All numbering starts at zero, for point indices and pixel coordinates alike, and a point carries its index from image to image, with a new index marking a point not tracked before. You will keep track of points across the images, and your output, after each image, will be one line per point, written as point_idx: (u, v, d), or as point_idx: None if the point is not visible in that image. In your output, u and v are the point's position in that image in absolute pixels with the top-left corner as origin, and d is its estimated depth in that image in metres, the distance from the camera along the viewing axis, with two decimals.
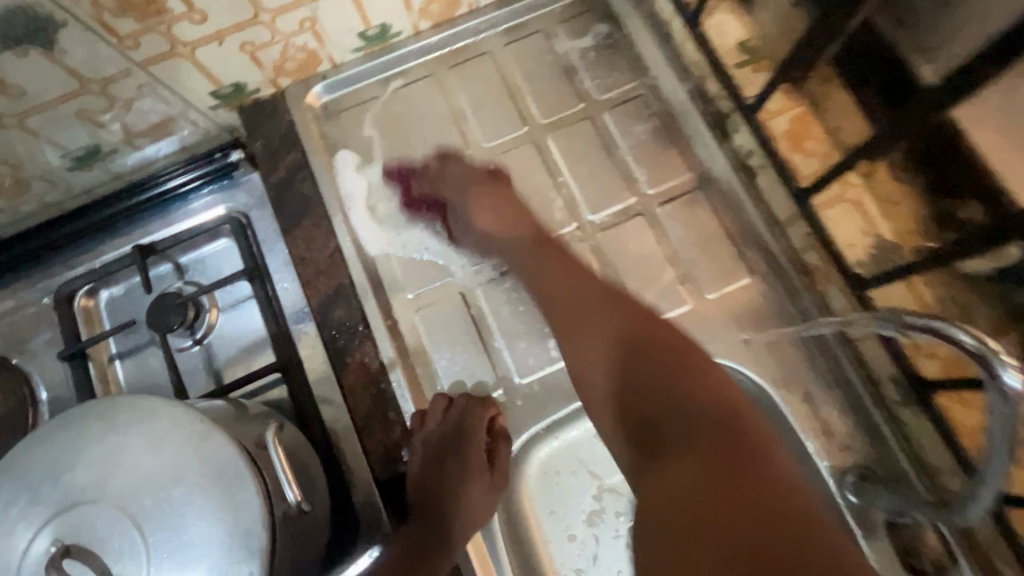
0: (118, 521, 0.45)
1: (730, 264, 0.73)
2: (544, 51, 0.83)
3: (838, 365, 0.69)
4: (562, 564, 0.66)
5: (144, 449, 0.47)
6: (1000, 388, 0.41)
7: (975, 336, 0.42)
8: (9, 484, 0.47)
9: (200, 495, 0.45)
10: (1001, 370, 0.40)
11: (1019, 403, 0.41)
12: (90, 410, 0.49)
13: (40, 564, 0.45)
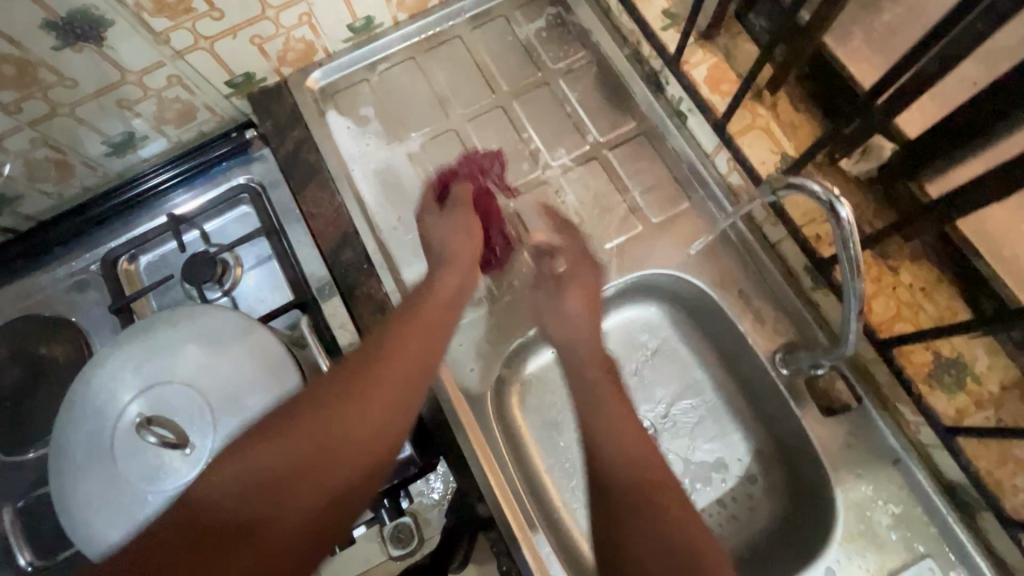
0: (188, 396, 0.59)
1: (672, 192, 0.87)
2: (505, 33, 0.97)
3: (765, 265, 0.82)
4: (546, 444, 0.86)
5: (205, 344, 0.61)
6: (834, 215, 0.52)
7: (819, 181, 0.53)
8: (98, 374, 0.60)
9: (253, 376, 0.61)
10: (836, 203, 0.52)
11: (851, 228, 0.52)
12: (161, 318, 0.63)
13: (129, 430, 0.58)
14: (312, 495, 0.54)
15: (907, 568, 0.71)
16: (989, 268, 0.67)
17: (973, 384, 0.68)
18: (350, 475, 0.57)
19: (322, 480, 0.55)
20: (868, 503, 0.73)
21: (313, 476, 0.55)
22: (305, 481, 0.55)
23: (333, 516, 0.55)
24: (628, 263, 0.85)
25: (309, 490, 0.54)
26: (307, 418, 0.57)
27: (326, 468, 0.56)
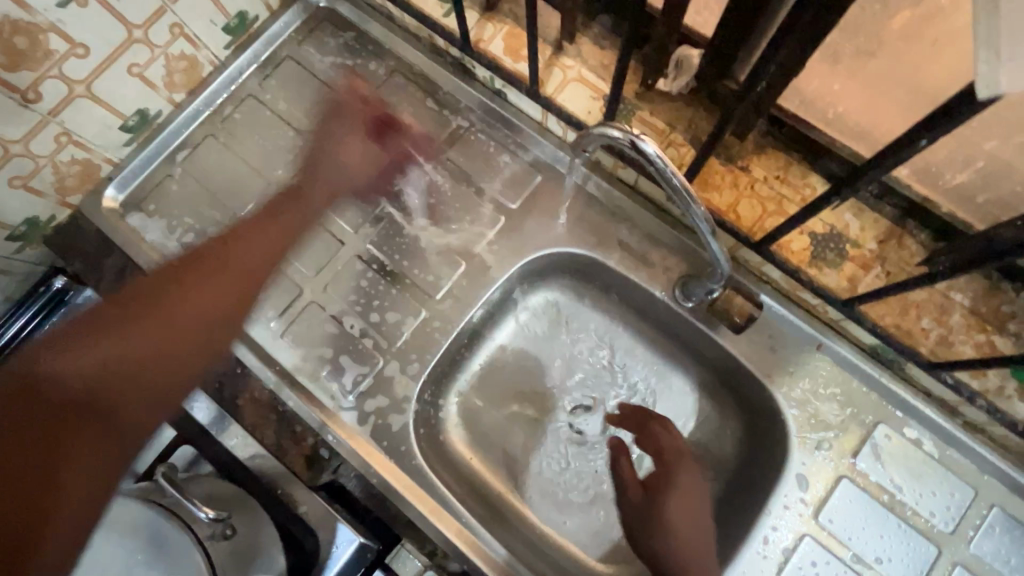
0: None
1: (522, 170, 0.82)
2: (298, 73, 0.89)
3: (633, 211, 0.80)
4: (494, 466, 0.82)
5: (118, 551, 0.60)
6: (642, 145, 0.55)
7: (620, 127, 0.56)
8: None
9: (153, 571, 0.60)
10: (640, 139, 0.54)
11: (660, 155, 0.55)
12: None
13: None
14: (250, 262, 0.73)
15: (864, 443, 0.71)
16: (822, 135, 0.67)
17: (854, 250, 0.68)
18: (206, 349, 0.65)
19: (190, 328, 0.65)
20: (809, 397, 0.73)
21: (213, 310, 0.68)
22: (194, 344, 0.64)
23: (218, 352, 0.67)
24: (506, 257, 0.81)
25: (186, 349, 0.63)
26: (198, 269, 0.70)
27: (230, 274, 0.71)
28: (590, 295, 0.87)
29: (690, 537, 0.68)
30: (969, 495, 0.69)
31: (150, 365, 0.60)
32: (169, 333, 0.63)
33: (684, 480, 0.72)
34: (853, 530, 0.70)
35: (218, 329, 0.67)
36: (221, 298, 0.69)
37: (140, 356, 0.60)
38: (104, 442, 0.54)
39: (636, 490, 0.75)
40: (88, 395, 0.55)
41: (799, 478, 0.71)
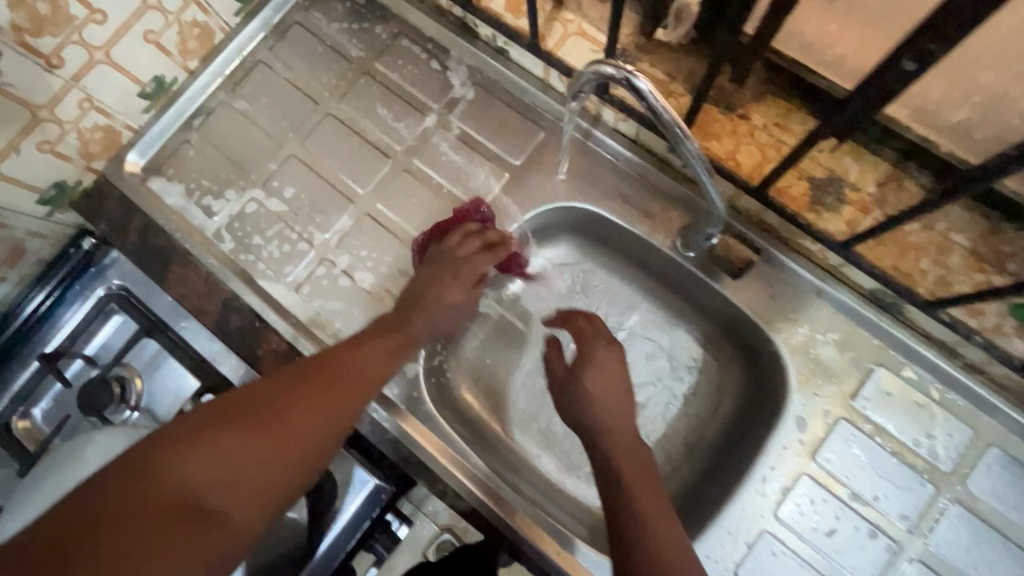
0: None
1: (525, 126, 0.84)
2: (306, 38, 0.91)
3: (634, 164, 0.81)
4: (501, 417, 0.85)
5: None
6: (634, 82, 0.54)
7: (615, 65, 0.55)
8: None
9: None
10: (631, 76, 0.54)
11: (651, 90, 0.54)
12: None
13: None
14: (353, 366, 0.63)
15: (864, 385, 0.73)
16: (821, 80, 0.68)
17: (854, 193, 0.69)
18: (344, 411, 0.60)
19: (311, 414, 0.58)
20: (810, 341, 0.74)
21: (324, 419, 0.59)
22: (326, 400, 0.59)
23: (340, 427, 0.60)
24: (510, 212, 0.83)
25: (307, 416, 0.58)
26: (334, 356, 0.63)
27: (364, 358, 0.65)
28: (597, 251, 0.88)
29: (614, 415, 0.66)
30: (966, 434, 0.71)
31: (294, 433, 0.56)
32: (311, 376, 0.60)
33: (599, 352, 0.72)
34: (850, 470, 0.71)
35: (329, 402, 0.60)
36: (325, 388, 0.60)
37: (269, 412, 0.56)
38: (267, 452, 0.55)
39: (559, 367, 0.74)
40: (237, 405, 0.56)
41: (798, 420, 0.73)
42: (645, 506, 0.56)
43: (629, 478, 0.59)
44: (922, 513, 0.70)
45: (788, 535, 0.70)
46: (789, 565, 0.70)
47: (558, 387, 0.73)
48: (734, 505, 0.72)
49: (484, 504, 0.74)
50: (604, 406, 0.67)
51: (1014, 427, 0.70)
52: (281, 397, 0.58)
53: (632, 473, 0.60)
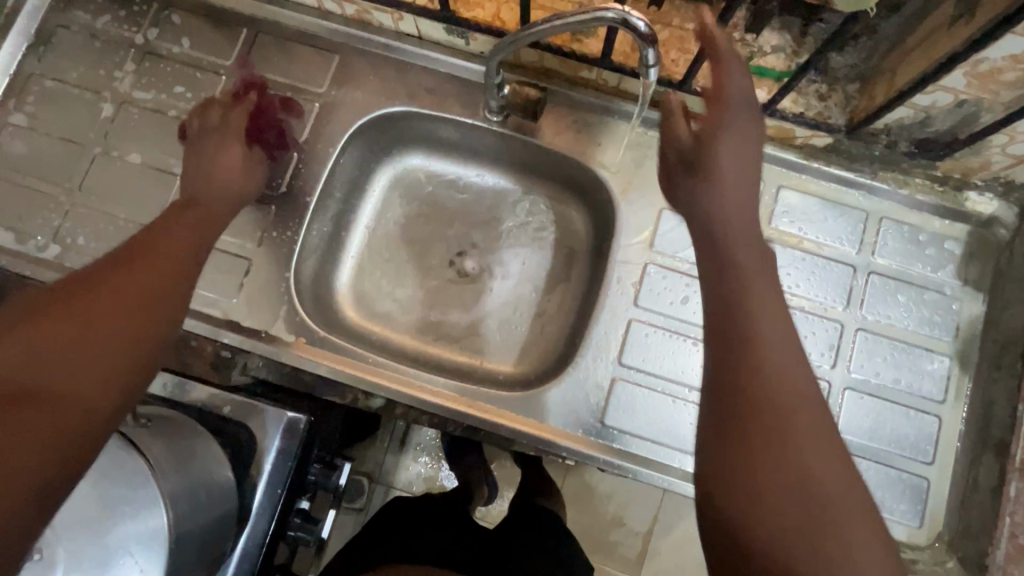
0: None
1: (318, 56, 0.88)
2: (73, 39, 0.89)
3: (426, 57, 0.87)
4: (397, 326, 0.93)
5: None
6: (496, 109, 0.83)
7: (613, 9, 0.59)
8: None
9: None
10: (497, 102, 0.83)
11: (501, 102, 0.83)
12: None
13: None
14: (170, 237, 0.59)
15: None
16: None
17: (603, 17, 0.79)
18: (147, 292, 0.52)
19: (43, 338, 0.46)
20: (618, 156, 0.85)
21: (125, 300, 0.50)
22: (98, 311, 0.49)
23: (122, 369, 0.48)
24: (330, 135, 0.86)
25: (106, 339, 0.48)
26: (97, 271, 0.52)
27: (151, 257, 0.55)
28: (430, 153, 0.96)
29: (745, 262, 0.52)
30: (758, 185, 0.84)
31: (112, 320, 0.49)
32: (73, 310, 0.48)
33: (730, 127, 0.58)
34: (681, 247, 0.83)
35: (101, 330, 0.48)
36: (136, 267, 0.53)
37: (67, 373, 0.45)
38: (51, 419, 0.43)
39: (684, 126, 0.61)
40: (58, 373, 0.45)
41: (630, 223, 0.84)
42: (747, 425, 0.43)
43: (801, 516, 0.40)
44: None
45: (650, 315, 0.81)
46: (661, 339, 0.81)
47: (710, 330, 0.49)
48: (603, 309, 0.82)
49: (391, 393, 0.79)
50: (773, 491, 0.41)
51: (786, 166, 0.84)
52: (23, 372, 0.44)
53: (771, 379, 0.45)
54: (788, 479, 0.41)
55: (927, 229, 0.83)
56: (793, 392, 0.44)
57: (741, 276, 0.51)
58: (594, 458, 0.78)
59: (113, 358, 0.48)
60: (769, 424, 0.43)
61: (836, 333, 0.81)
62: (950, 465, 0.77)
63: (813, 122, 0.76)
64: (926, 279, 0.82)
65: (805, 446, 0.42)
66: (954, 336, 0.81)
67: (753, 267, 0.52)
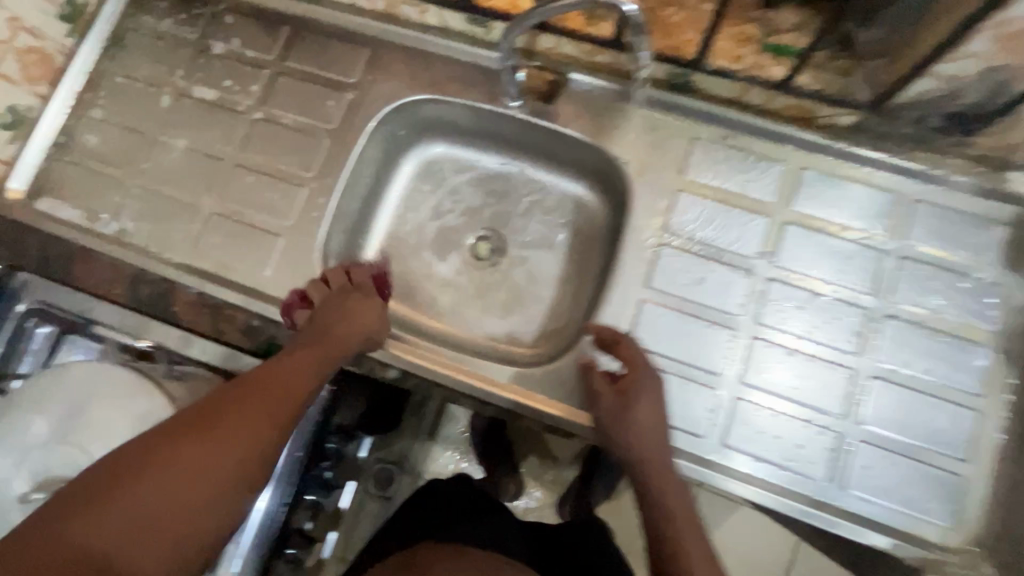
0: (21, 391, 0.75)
1: (351, 49, 0.94)
2: (140, 39, 1.00)
3: (449, 47, 0.91)
4: (418, 305, 0.97)
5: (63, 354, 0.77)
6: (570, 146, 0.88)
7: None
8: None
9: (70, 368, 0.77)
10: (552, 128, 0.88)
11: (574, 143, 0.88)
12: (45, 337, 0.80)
13: None
14: (297, 360, 0.68)
15: (688, 159, 0.84)
16: None
17: None
18: (273, 426, 0.61)
19: (210, 460, 0.55)
20: (634, 139, 0.86)
21: (239, 446, 0.57)
22: (239, 433, 0.58)
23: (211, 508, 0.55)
24: (358, 122, 0.92)
25: (209, 498, 0.55)
26: (246, 385, 0.62)
27: (268, 403, 0.61)
28: (454, 142, 1.00)
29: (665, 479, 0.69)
30: (779, 167, 0.82)
31: (237, 438, 0.58)
32: (207, 426, 0.57)
33: (645, 385, 0.73)
34: (696, 228, 0.82)
35: (217, 485, 0.55)
36: (273, 395, 0.62)
37: (194, 504, 0.54)
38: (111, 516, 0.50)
39: (612, 396, 0.74)
40: (177, 492, 0.53)
41: (644, 204, 0.84)
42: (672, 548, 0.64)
43: None
44: (763, 243, 0.81)
45: (662, 296, 0.81)
46: (673, 319, 0.80)
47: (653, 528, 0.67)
48: (614, 288, 0.82)
49: (406, 364, 0.82)
50: None
51: (808, 146, 0.81)
52: (156, 508, 0.52)
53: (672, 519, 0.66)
54: None
55: (965, 213, 0.79)
56: None
57: (653, 461, 0.71)
58: (602, 435, 0.77)
59: (223, 494, 0.55)
60: None
61: (861, 319, 0.78)
62: (987, 463, 0.72)
63: (831, 98, 0.74)
64: (961, 264, 0.78)
65: None
66: (995, 325, 0.76)
67: (672, 486, 0.69)
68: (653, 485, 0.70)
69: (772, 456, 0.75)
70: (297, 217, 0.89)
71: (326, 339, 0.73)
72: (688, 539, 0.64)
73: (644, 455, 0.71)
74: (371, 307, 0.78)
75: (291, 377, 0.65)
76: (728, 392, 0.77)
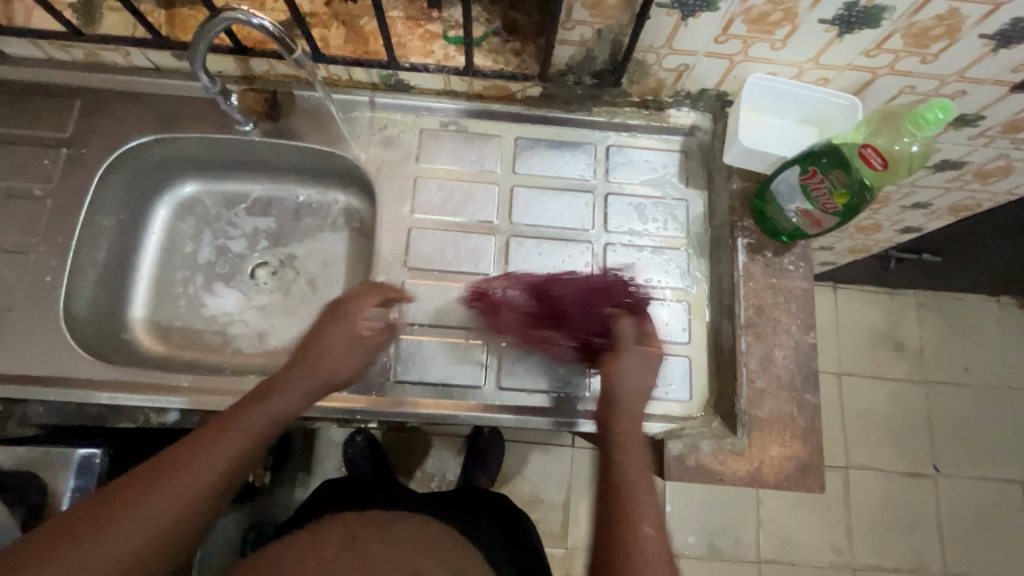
0: None
1: (57, 103, 0.90)
2: None
3: (167, 86, 0.91)
4: (200, 344, 0.95)
5: None
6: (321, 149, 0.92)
7: (237, 9, 0.68)
8: None
9: None
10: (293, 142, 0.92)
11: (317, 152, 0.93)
12: None
13: None
14: (263, 412, 0.69)
15: (419, 148, 0.92)
16: None
17: (314, 18, 0.86)
18: (230, 460, 0.65)
19: (153, 508, 0.59)
20: (368, 139, 0.92)
21: (187, 485, 0.61)
22: (183, 475, 0.62)
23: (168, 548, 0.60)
24: (80, 174, 0.88)
25: (145, 543, 0.58)
26: (208, 429, 0.66)
27: (225, 441, 0.65)
28: (207, 177, 0.99)
29: (631, 442, 0.73)
30: (497, 140, 0.94)
31: (192, 477, 0.62)
32: (162, 476, 0.61)
33: (648, 350, 0.79)
34: (440, 206, 0.91)
35: (157, 530, 0.59)
36: (220, 442, 0.65)
37: (143, 545, 0.58)
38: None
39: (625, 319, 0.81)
40: (121, 543, 0.57)
41: (390, 196, 0.91)
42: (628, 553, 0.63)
43: None
44: (499, 207, 0.92)
45: (422, 273, 0.88)
46: (436, 291, 0.88)
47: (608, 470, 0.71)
48: (377, 277, 0.87)
49: (181, 402, 0.79)
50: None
51: (515, 118, 0.94)
52: (95, 558, 0.56)
53: (631, 507, 0.66)
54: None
55: (647, 148, 0.95)
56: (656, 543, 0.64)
57: (618, 421, 0.75)
58: (391, 411, 0.82)
59: (170, 535, 0.60)
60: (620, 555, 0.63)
61: (589, 252, 0.91)
62: (703, 340, 0.87)
63: (511, 75, 0.87)
64: (655, 188, 0.94)
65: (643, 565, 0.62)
66: (687, 230, 0.92)
67: (631, 449, 0.72)
68: (614, 454, 0.72)
69: (541, 385, 0.85)
70: (27, 286, 0.83)
71: (304, 375, 0.74)
72: (642, 497, 0.68)
73: (617, 414, 0.75)
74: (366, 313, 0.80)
75: (269, 419, 0.70)
76: (494, 341, 0.86)
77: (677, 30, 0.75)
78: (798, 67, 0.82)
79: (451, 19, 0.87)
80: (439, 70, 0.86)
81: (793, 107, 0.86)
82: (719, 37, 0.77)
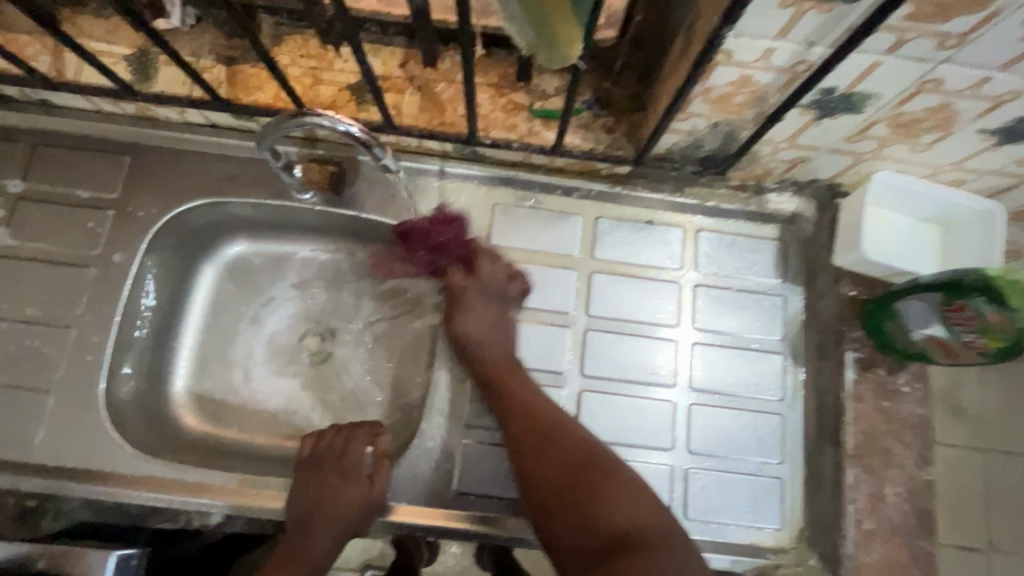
0: None
1: (106, 158, 0.83)
2: None
3: (222, 144, 0.84)
4: (241, 424, 0.87)
5: None
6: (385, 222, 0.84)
7: (323, 114, 0.63)
8: None
9: None
10: (355, 212, 0.84)
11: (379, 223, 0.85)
12: None
13: None
14: (311, 551, 0.69)
15: (491, 225, 0.84)
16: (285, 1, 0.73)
17: (386, 82, 0.78)
18: None
19: None
20: (434, 212, 0.84)
21: None
22: None
23: None
24: (128, 242, 0.81)
25: None
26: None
27: None
28: (255, 237, 0.91)
29: (552, 437, 0.70)
30: (576, 219, 0.85)
31: None
32: None
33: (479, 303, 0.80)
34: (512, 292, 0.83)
35: None
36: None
37: None
38: None
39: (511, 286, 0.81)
40: None
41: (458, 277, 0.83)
42: (598, 507, 0.63)
43: (587, 526, 0.62)
44: (575, 295, 0.83)
45: None
46: None
47: (534, 450, 0.69)
48: (440, 369, 0.80)
49: (224, 507, 0.73)
50: (549, 473, 0.67)
51: (598, 195, 0.85)
52: None
53: (585, 453, 0.68)
54: (566, 458, 0.68)
55: (741, 235, 0.85)
56: (596, 457, 0.68)
57: (538, 407, 0.73)
58: (452, 529, 0.74)
59: None
60: (550, 503, 0.65)
61: (673, 351, 0.82)
62: (798, 462, 0.78)
63: (601, 155, 0.78)
64: (752, 280, 0.84)
65: (600, 486, 0.65)
66: (783, 333, 0.82)
67: (568, 438, 0.70)
68: (510, 421, 0.72)
69: None
70: (68, 365, 0.77)
71: (334, 513, 0.70)
72: (583, 443, 0.69)
73: (512, 386, 0.75)
74: (361, 436, 0.74)
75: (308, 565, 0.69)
76: None
77: (806, 128, 0.66)
78: (934, 167, 0.72)
79: (538, 89, 0.78)
80: (521, 146, 0.78)
81: (916, 206, 0.76)
82: (853, 137, 0.67)
